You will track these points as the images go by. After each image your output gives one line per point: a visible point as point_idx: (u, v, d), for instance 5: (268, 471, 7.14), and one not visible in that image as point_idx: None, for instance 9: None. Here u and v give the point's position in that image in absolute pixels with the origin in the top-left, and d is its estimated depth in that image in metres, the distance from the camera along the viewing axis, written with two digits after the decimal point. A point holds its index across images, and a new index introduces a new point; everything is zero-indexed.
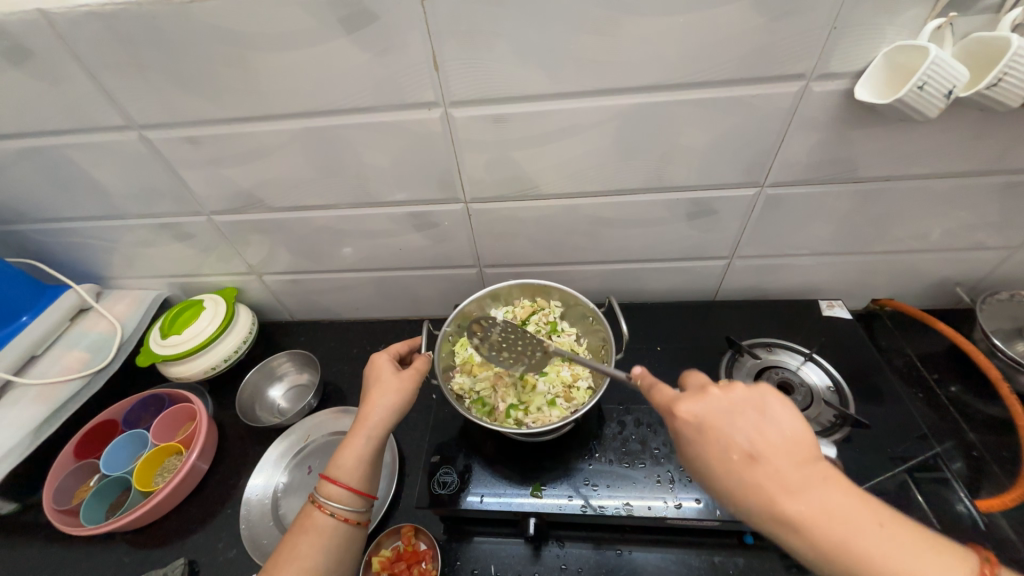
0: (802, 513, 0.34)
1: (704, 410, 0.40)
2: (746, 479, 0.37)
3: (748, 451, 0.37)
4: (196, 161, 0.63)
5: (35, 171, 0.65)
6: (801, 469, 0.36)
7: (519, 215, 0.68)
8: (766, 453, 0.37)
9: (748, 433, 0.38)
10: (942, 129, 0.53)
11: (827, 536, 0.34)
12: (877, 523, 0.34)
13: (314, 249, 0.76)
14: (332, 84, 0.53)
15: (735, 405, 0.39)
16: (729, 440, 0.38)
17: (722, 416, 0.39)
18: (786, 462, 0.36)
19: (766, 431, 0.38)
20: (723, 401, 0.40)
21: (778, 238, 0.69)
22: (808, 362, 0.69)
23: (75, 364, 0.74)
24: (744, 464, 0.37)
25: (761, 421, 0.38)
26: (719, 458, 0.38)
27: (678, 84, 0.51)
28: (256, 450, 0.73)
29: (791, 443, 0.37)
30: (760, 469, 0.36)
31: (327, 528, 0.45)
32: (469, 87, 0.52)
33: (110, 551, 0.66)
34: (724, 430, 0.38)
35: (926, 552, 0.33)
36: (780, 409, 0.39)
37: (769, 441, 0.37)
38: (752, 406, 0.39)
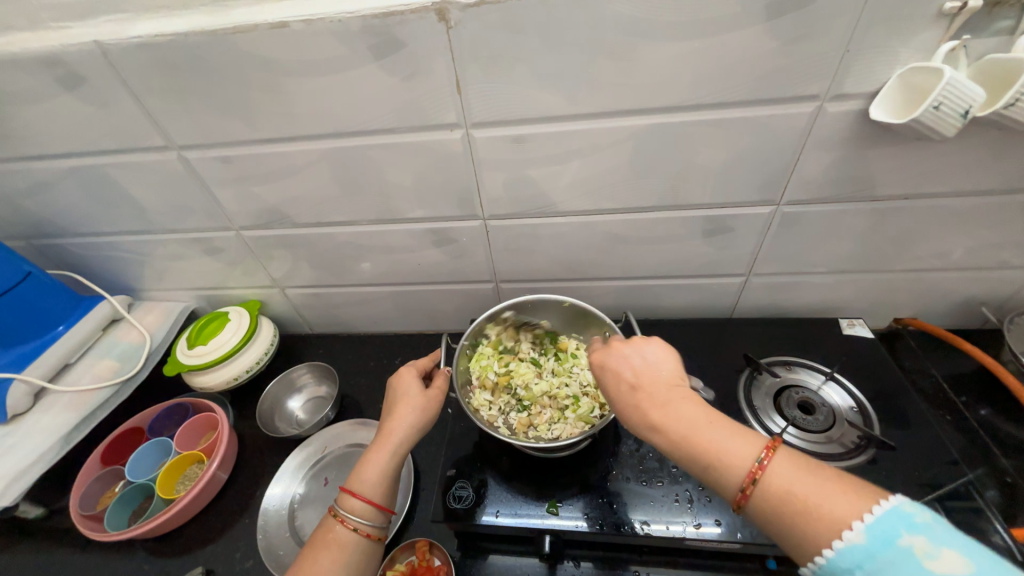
0: (663, 418, 0.42)
1: (611, 357, 0.49)
2: (632, 406, 0.45)
3: (633, 382, 0.46)
4: (228, 179, 0.66)
5: (80, 188, 0.69)
6: (667, 389, 0.44)
7: (536, 231, 0.69)
8: (644, 381, 0.46)
9: (630, 368, 0.47)
10: (961, 147, 0.53)
11: (677, 433, 0.41)
12: (712, 419, 0.41)
13: (336, 264, 0.79)
14: (360, 106, 0.56)
15: (623, 353, 0.49)
16: (621, 378, 0.47)
17: (615, 360, 0.49)
18: (656, 386, 0.45)
19: (643, 367, 0.47)
20: (625, 349, 0.49)
21: (796, 256, 0.69)
22: (828, 381, 0.68)
23: (106, 373, 0.77)
24: (630, 391, 0.46)
25: (639, 360, 0.48)
26: (614, 391, 0.47)
27: (694, 105, 0.53)
28: (274, 461, 0.74)
29: (665, 377, 0.46)
30: (641, 395, 0.45)
31: (349, 542, 0.45)
32: (490, 109, 0.55)
33: (130, 558, 0.67)
34: (618, 368, 0.48)
35: (743, 436, 0.39)
36: (652, 350, 0.48)
37: (644, 373, 0.47)
38: (649, 352, 0.48)
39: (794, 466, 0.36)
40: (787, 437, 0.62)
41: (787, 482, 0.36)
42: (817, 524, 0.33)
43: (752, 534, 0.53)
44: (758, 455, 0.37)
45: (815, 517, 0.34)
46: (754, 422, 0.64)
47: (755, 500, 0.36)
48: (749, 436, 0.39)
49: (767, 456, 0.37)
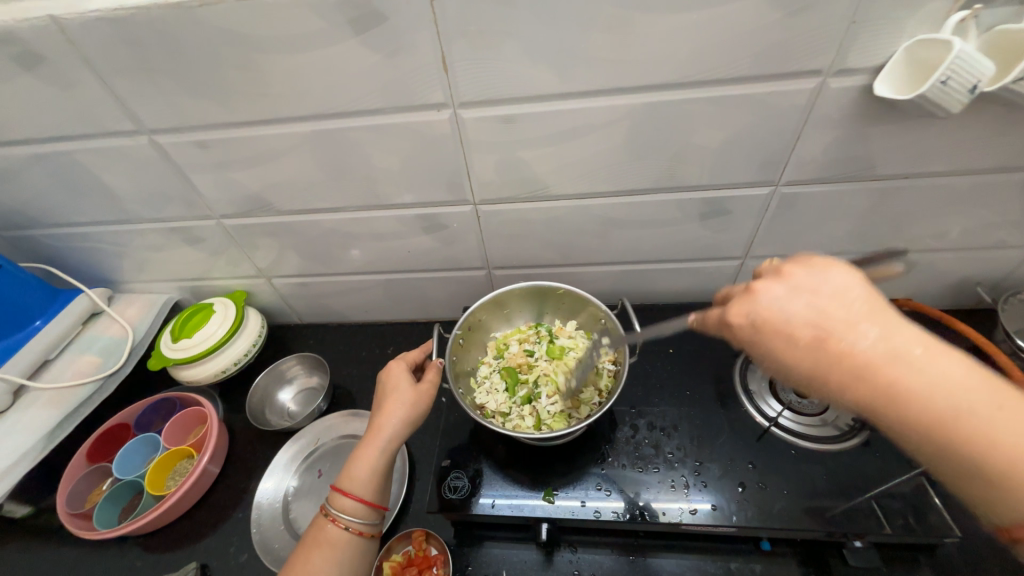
0: (875, 376, 0.33)
1: (787, 294, 0.37)
2: (816, 360, 0.35)
3: (818, 329, 0.35)
4: (205, 165, 0.63)
5: (48, 176, 0.66)
6: (879, 336, 0.33)
7: (529, 216, 0.67)
8: (833, 327, 0.35)
9: (821, 306, 0.36)
10: (964, 125, 0.51)
11: (898, 396, 0.32)
12: (962, 383, 0.31)
13: (323, 252, 0.76)
14: (342, 85, 0.53)
15: (801, 286, 0.37)
16: (791, 327, 0.36)
17: (790, 304, 0.37)
18: (860, 327, 0.34)
19: (831, 302, 0.36)
20: (776, 289, 0.38)
21: (793, 238, 0.68)
22: None
23: (88, 368, 0.75)
24: (815, 343, 0.35)
25: (822, 294, 0.36)
26: (787, 344, 0.37)
27: (693, 82, 0.50)
28: (266, 454, 0.73)
29: (885, 330, 0.34)
30: (830, 345, 0.35)
31: (341, 541, 0.45)
32: (479, 88, 0.52)
33: (122, 554, 0.66)
34: (785, 316, 0.37)
35: (1013, 410, 0.30)
36: (845, 278, 0.36)
37: (830, 313, 0.35)
38: (814, 283, 0.37)
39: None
40: (783, 421, 0.61)
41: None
42: None
43: (746, 518, 0.53)
44: None
45: None
46: (750, 406, 0.63)
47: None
48: None
49: None
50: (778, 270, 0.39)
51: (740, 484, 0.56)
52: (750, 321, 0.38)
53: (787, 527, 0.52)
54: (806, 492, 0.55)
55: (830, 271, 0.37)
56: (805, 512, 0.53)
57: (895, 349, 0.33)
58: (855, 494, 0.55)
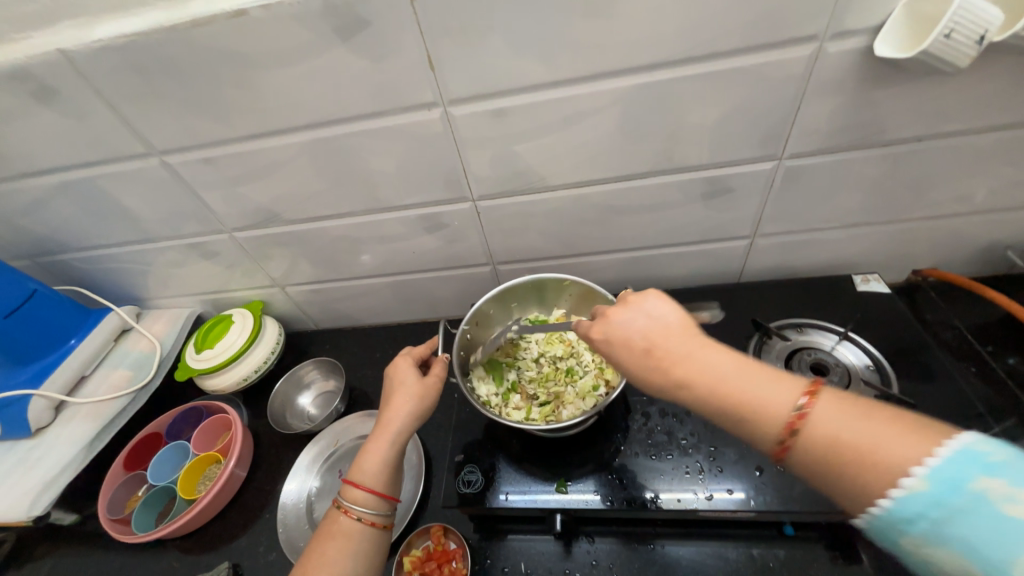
0: (677, 370, 0.40)
1: (623, 316, 0.44)
2: (652, 370, 0.41)
3: (647, 344, 0.42)
4: (213, 181, 0.65)
5: (71, 202, 0.70)
6: (685, 343, 0.41)
7: (528, 209, 0.67)
8: (659, 341, 0.41)
9: (649, 327, 0.42)
10: (978, 79, 0.48)
11: (700, 387, 0.39)
12: (737, 370, 0.39)
13: (332, 258, 0.78)
14: (333, 93, 0.54)
15: (637, 311, 0.44)
16: (629, 339, 0.43)
17: (626, 328, 0.43)
18: (672, 340, 0.41)
19: (653, 325, 0.42)
20: (624, 313, 0.44)
21: (803, 212, 0.65)
22: (843, 341, 0.65)
23: (121, 382, 0.79)
24: (645, 356, 0.42)
25: (649, 317, 0.43)
26: (631, 360, 0.42)
27: (682, 59, 0.49)
28: (289, 456, 0.76)
29: (665, 331, 0.42)
30: (657, 355, 0.41)
31: (354, 532, 0.46)
32: (466, 84, 0.52)
33: (161, 556, 0.69)
34: (627, 332, 0.43)
35: (778, 382, 0.38)
36: (665, 302, 0.43)
37: (659, 328, 0.42)
38: (646, 305, 0.44)
39: (836, 408, 0.35)
40: None
41: (834, 428, 0.34)
42: (879, 466, 0.32)
43: (765, 502, 0.52)
44: (799, 401, 0.36)
45: (876, 459, 0.33)
46: None
47: (799, 448, 0.35)
48: (778, 383, 0.38)
49: (809, 402, 0.36)
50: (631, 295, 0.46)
51: (757, 468, 0.54)
52: (605, 340, 0.44)
53: (810, 510, 0.50)
54: None
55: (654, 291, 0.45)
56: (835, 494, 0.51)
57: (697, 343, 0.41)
58: None
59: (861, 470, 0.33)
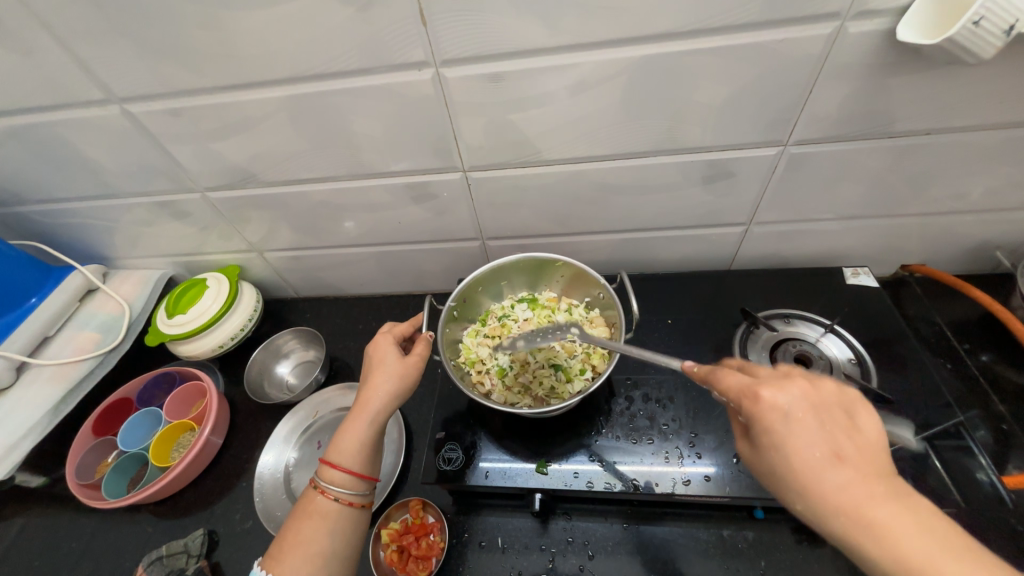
0: (888, 520, 0.31)
1: (796, 400, 0.36)
2: (830, 484, 0.33)
3: (836, 451, 0.34)
4: (181, 134, 0.60)
5: (25, 150, 0.64)
6: (882, 480, 0.33)
7: (522, 183, 0.64)
8: (852, 457, 0.34)
9: (845, 435, 0.35)
10: (995, 72, 0.46)
11: (889, 532, 0.31)
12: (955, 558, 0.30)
13: (313, 224, 0.74)
14: (314, 45, 0.49)
15: (826, 405, 0.36)
16: (813, 435, 0.34)
17: (813, 413, 0.35)
18: (870, 468, 0.33)
19: (850, 437, 0.35)
20: (806, 396, 0.36)
21: (802, 202, 0.64)
22: (827, 334, 0.65)
23: (87, 345, 0.75)
24: (829, 466, 0.33)
25: (849, 426, 0.35)
26: (804, 456, 0.34)
27: (694, 31, 0.46)
28: (267, 426, 0.75)
29: (860, 451, 0.34)
30: (845, 472, 0.33)
31: (331, 512, 0.45)
32: (461, 44, 0.48)
33: (135, 521, 0.68)
34: (812, 428, 0.35)
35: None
36: (868, 416, 0.36)
37: (852, 443, 0.35)
38: (830, 402, 0.36)
39: None
40: None
41: None
42: None
43: (739, 488, 0.53)
44: None
45: None
46: None
47: None
48: None
49: None
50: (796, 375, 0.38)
51: (735, 455, 0.55)
52: (778, 411, 0.35)
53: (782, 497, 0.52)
54: None
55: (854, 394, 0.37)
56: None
57: (898, 491, 0.33)
58: None
59: None
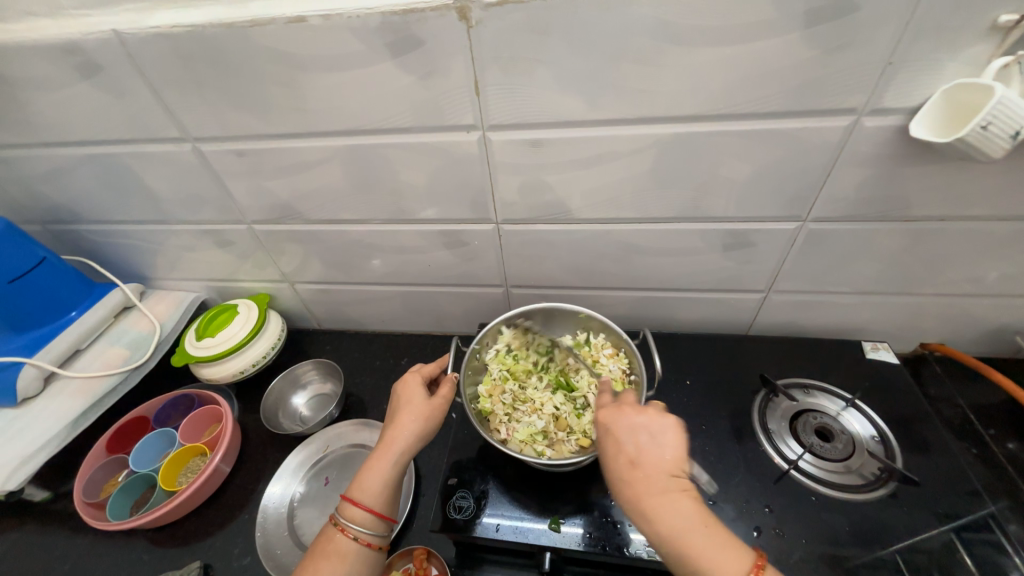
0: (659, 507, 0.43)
1: (615, 419, 0.48)
2: (625, 480, 0.45)
3: (632, 459, 0.46)
4: (241, 172, 0.66)
5: (97, 176, 0.70)
6: (667, 480, 0.44)
7: (550, 238, 0.68)
8: (643, 462, 0.45)
9: (639, 450, 0.46)
10: (1006, 169, 0.50)
11: (642, 502, 0.44)
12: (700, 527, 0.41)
13: (346, 261, 0.78)
14: (376, 105, 0.55)
15: (633, 427, 0.47)
16: (621, 443, 0.47)
17: (624, 431, 0.47)
18: (656, 475, 0.44)
19: (649, 450, 0.46)
20: (637, 417, 0.48)
21: (820, 274, 0.66)
22: (848, 408, 0.65)
23: (115, 360, 0.77)
24: (625, 468, 0.46)
25: (651, 446, 0.46)
26: (610, 460, 0.47)
27: (722, 114, 0.50)
28: (277, 457, 0.74)
29: (659, 462, 0.45)
30: (635, 473, 0.45)
31: (349, 553, 0.45)
32: (507, 113, 0.53)
33: (130, 547, 0.67)
34: (621, 439, 0.47)
35: (731, 558, 0.40)
36: (675, 440, 0.46)
37: (647, 455, 0.46)
38: (640, 424, 0.47)
39: None
40: (803, 464, 0.59)
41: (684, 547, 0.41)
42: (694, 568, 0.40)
43: None
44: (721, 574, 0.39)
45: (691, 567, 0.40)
46: (769, 446, 0.61)
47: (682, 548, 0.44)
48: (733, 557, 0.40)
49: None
50: (627, 404, 0.50)
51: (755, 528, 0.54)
52: (604, 425, 0.49)
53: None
54: (825, 541, 0.53)
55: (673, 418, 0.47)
56: (823, 551, 0.52)
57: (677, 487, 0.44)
58: (877, 545, 0.52)
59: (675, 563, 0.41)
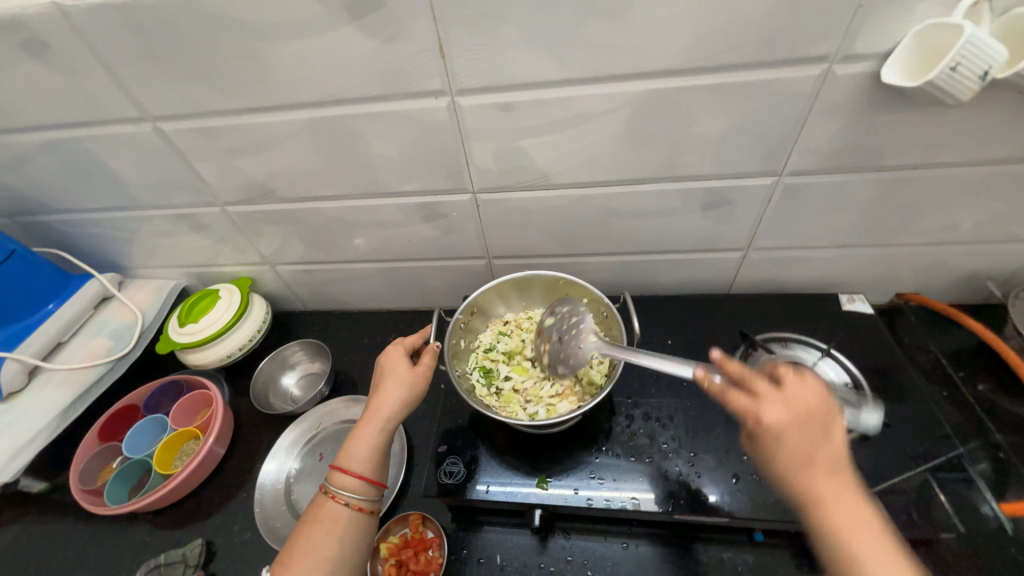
0: (824, 500, 0.37)
1: (789, 407, 0.39)
2: (797, 477, 0.38)
3: (806, 454, 0.38)
4: (208, 152, 0.64)
5: (58, 163, 0.67)
6: (842, 477, 0.38)
7: (528, 206, 0.67)
8: (818, 458, 0.38)
9: (809, 440, 0.38)
10: (977, 113, 0.50)
11: (821, 495, 0.37)
12: (871, 530, 0.36)
13: (325, 239, 0.77)
14: (341, 74, 0.53)
15: (810, 410, 0.39)
16: (794, 442, 0.38)
17: (796, 420, 0.39)
18: (829, 471, 0.38)
19: (813, 439, 0.38)
20: (795, 402, 0.39)
21: (797, 230, 0.66)
22: (824, 358, 0.66)
23: (99, 350, 0.77)
24: (800, 465, 0.38)
25: (822, 433, 0.38)
26: (775, 453, 0.39)
27: (694, 69, 0.49)
28: (270, 437, 0.75)
29: (829, 454, 0.38)
30: (813, 470, 0.38)
31: (341, 517, 0.47)
32: (476, 76, 0.51)
33: (132, 530, 0.68)
34: (792, 435, 0.38)
35: (897, 558, 0.35)
36: (838, 421, 0.39)
37: (819, 446, 0.38)
38: (809, 409, 0.39)
39: None
40: None
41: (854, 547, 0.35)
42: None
43: (738, 508, 0.54)
44: None
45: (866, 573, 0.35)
46: None
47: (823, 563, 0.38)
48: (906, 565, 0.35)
49: None
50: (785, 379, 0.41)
51: (733, 475, 0.56)
52: (766, 423, 0.39)
53: (781, 519, 0.52)
54: None
55: (819, 384, 0.40)
56: None
57: (844, 488, 0.38)
58: None
59: (842, 561, 0.36)
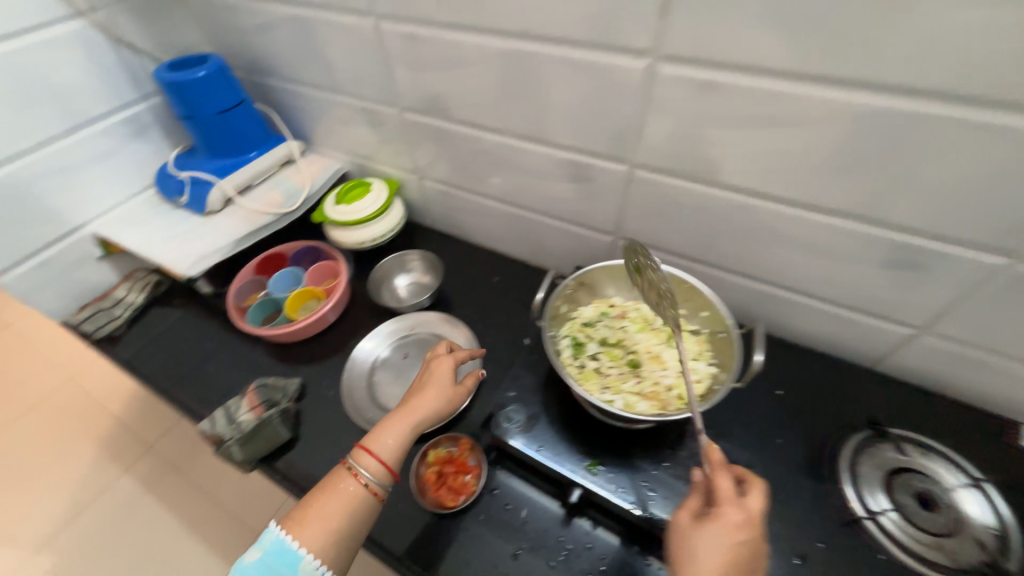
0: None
1: (742, 501, 0.45)
2: (730, 549, 0.42)
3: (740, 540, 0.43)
4: (408, 57, 0.69)
5: (293, 35, 0.79)
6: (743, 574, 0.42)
7: (681, 197, 0.62)
8: (745, 546, 0.43)
9: (749, 533, 0.43)
10: None
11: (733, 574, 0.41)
12: None
13: (471, 167, 0.80)
14: (552, 9, 0.53)
15: (754, 515, 0.45)
16: (742, 526, 0.43)
17: (748, 512, 0.44)
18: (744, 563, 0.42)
19: (749, 531, 0.43)
20: (747, 507, 0.45)
21: (1005, 330, 0.53)
22: (970, 487, 0.54)
23: (274, 202, 0.92)
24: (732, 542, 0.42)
25: (755, 532, 0.44)
26: (726, 524, 0.43)
27: (958, 95, 0.41)
28: (371, 323, 0.85)
29: (752, 552, 0.43)
30: (737, 552, 0.42)
31: (355, 495, 0.52)
32: (688, 42, 0.48)
33: (254, 350, 0.83)
34: (738, 518, 0.43)
35: None
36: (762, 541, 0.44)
37: (752, 543, 0.43)
38: (752, 513, 0.45)
39: None
40: (883, 520, 0.53)
41: None
42: None
43: None
44: None
45: None
46: (851, 488, 0.56)
47: None
48: None
49: None
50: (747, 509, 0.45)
51: (798, 556, 0.52)
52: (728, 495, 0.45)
53: None
54: None
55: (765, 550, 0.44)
56: None
57: None
58: None
59: None
